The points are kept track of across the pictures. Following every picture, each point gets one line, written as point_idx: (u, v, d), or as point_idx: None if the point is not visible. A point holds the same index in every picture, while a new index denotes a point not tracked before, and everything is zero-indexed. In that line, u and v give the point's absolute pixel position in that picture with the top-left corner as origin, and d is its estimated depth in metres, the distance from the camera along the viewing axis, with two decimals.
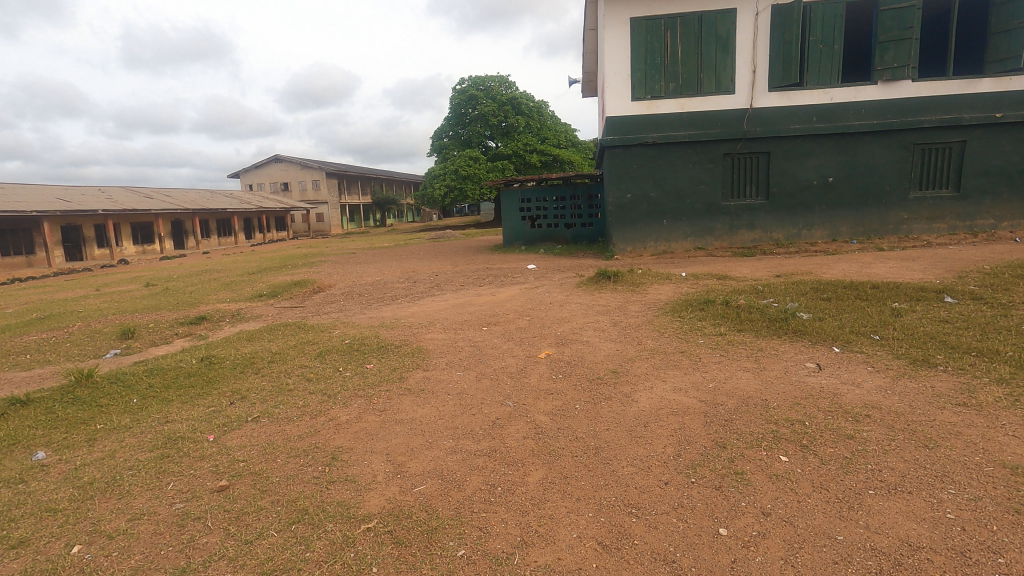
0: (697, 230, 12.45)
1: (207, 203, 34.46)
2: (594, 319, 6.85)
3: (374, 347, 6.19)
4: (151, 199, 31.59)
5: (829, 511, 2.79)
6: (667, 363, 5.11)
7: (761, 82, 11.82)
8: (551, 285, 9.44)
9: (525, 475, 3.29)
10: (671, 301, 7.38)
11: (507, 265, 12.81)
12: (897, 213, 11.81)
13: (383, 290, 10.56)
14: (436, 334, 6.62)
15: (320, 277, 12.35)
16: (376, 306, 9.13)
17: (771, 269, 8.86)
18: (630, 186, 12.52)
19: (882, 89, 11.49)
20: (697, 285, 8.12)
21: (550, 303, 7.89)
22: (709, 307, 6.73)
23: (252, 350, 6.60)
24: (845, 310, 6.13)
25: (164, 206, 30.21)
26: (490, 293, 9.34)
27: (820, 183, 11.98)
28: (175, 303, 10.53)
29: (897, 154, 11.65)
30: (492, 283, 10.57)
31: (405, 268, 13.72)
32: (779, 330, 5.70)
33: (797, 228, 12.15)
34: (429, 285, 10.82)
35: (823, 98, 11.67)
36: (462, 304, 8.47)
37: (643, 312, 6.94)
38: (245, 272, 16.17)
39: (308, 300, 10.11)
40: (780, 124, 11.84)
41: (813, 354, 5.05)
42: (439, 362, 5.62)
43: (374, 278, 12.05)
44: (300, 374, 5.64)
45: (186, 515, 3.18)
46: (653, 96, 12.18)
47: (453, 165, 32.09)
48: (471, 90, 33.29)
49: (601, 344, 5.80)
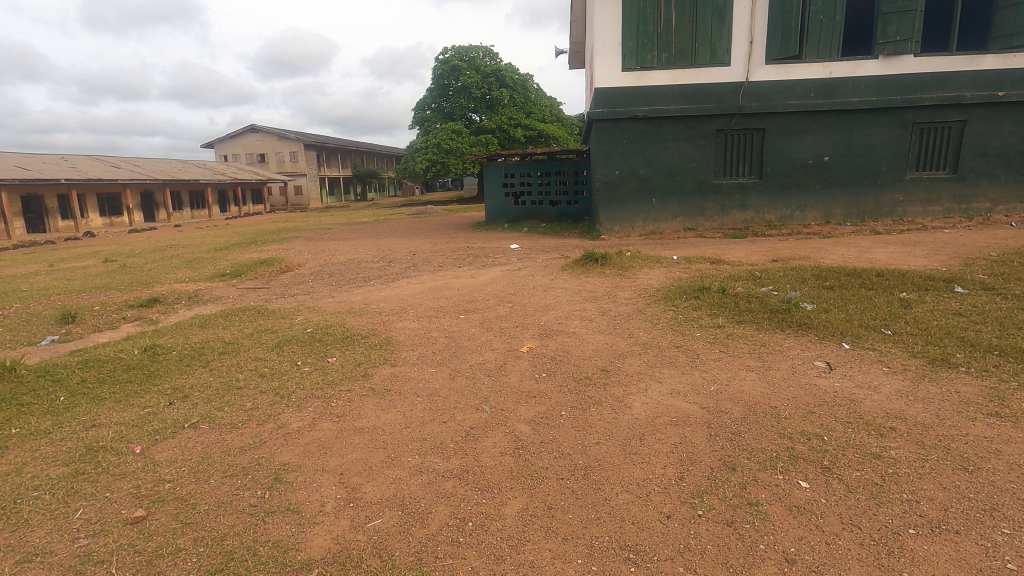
0: (686, 210, 11.95)
1: (177, 174, 33.05)
2: (580, 307, 6.31)
3: (338, 337, 5.60)
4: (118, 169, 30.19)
5: (864, 558, 2.32)
6: (661, 360, 4.61)
7: (758, 54, 11.21)
8: (535, 268, 8.86)
9: (501, 506, 2.76)
10: (663, 287, 6.89)
11: (489, 244, 12.20)
12: (892, 195, 11.41)
13: (356, 271, 9.90)
14: (409, 322, 6.04)
15: (291, 255, 11.61)
16: (348, 288, 8.49)
17: (766, 253, 8.40)
18: (618, 162, 11.92)
19: (883, 64, 10.97)
20: (691, 270, 7.62)
21: (533, 288, 7.33)
22: (705, 295, 6.23)
23: (203, 339, 5.95)
24: (851, 301, 5.68)
25: (131, 176, 28.84)
26: (470, 276, 8.74)
27: (815, 163, 11.51)
28: (130, 282, 9.77)
29: (895, 133, 11.21)
30: (472, 264, 9.98)
31: (381, 245, 13.03)
32: (782, 323, 5.22)
33: (789, 209, 11.72)
34: (406, 266, 10.17)
35: (822, 73, 11.11)
36: (439, 288, 7.86)
37: (633, 299, 6.43)
38: (213, 247, 15.29)
39: (274, 280, 9.41)
40: (776, 99, 11.27)
41: (821, 352, 4.58)
42: (409, 356, 5.05)
43: (348, 257, 11.35)
44: (253, 369, 5.03)
45: (88, 557, 2.61)
46: (645, 68, 11.52)
47: (436, 139, 31.09)
48: (454, 60, 32.07)
49: (588, 336, 5.28)
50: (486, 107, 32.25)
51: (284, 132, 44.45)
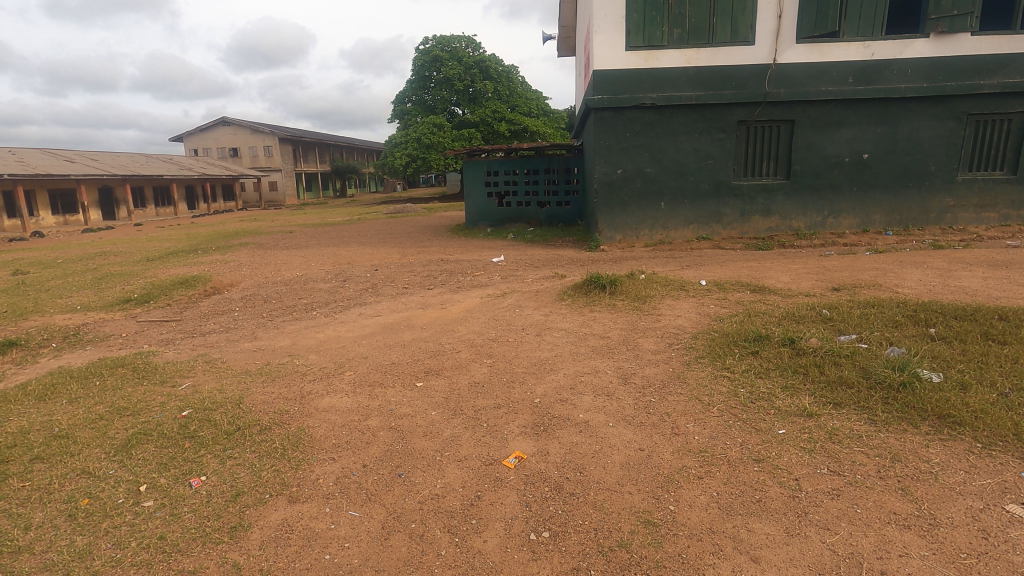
0: (700, 216, 10.12)
1: (140, 168, 30.55)
2: (589, 368, 4.40)
3: (223, 429, 3.62)
4: (74, 163, 27.64)
5: None
6: (743, 497, 2.74)
7: (788, 30, 9.42)
8: (523, 295, 6.96)
9: None
10: (701, 331, 5.04)
11: (468, 256, 10.26)
12: (941, 199, 9.73)
13: (299, 295, 7.91)
14: (338, 395, 4.09)
15: (226, 271, 9.53)
16: (279, 325, 6.50)
17: (818, 276, 6.61)
18: (621, 158, 10.05)
19: (936, 44, 9.27)
20: (729, 304, 5.77)
21: (520, 331, 5.42)
22: (766, 351, 4.39)
23: (23, 426, 3.89)
24: (990, 365, 3.85)
25: (87, 171, 26.35)
26: (439, 306, 6.79)
27: (852, 161, 9.77)
28: (5, 310, 7.61)
29: (946, 126, 9.51)
30: (445, 285, 8.03)
31: (340, 255, 11.01)
32: (909, 412, 3.36)
33: (821, 216, 9.96)
34: (362, 288, 8.17)
35: (862, 54, 9.37)
36: (396, 327, 5.90)
37: (663, 355, 4.55)
38: (148, 256, 13.05)
39: (191, 308, 7.36)
40: (807, 85, 9.50)
41: (1005, 483, 2.72)
42: (323, 474, 3.12)
43: (296, 274, 9.31)
44: (63, 503, 3.02)
45: None
46: (653, 46, 9.66)
47: (416, 133, 28.96)
48: (436, 50, 29.95)
49: (610, 435, 3.38)
50: (468, 100, 30.22)
51: (255, 125, 41.89)
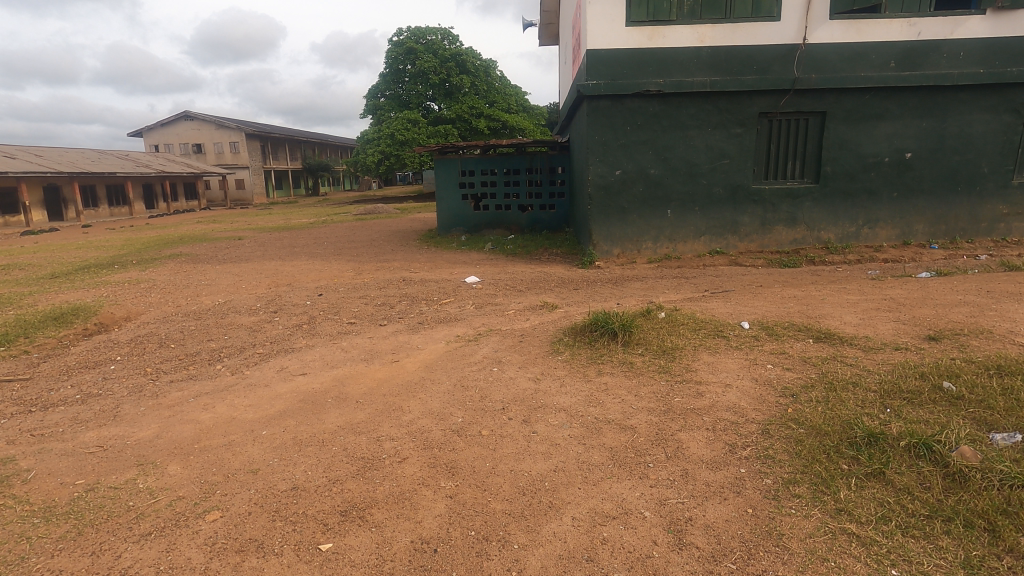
0: (713, 225, 8.49)
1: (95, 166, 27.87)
2: (613, 506, 2.68)
3: None
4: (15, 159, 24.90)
5: None
6: None
7: (820, 3, 7.83)
8: (504, 339, 5.19)
9: None
10: (773, 419, 3.34)
11: (436, 275, 8.45)
12: (994, 207, 8.25)
13: (211, 335, 6.02)
14: None
15: (129, 297, 7.55)
16: (162, 390, 4.62)
17: (896, 315, 4.99)
18: (620, 156, 8.36)
19: (992, 23, 7.80)
20: (793, 361, 4.12)
21: (499, 413, 3.66)
22: (900, 471, 2.70)
23: None
24: None
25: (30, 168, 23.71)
26: (389, 359, 4.97)
27: (892, 161, 8.23)
28: None
29: (1002, 120, 8.02)
30: (404, 321, 6.20)
31: (283, 273, 9.09)
32: None
33: (855, 226, 8.40)
34: (295, 324, 6.30)
35: (908, 33, 7.84)
36: (319, 401, 4.08)
37: (731, 475, 2.84)
38: (58, 272, 10.88)
39: (55, 359, 5.41)
40: (841, 70, 7.95)
41: None
42: None
43: (218, 302, 7.37)
44: None
45: None
46: (659, 21, 8.00)
47: (388, 129, 26.96)
48: (409, 42, 27.99)
49: None
50: (445, 95, 28.31)
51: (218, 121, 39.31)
